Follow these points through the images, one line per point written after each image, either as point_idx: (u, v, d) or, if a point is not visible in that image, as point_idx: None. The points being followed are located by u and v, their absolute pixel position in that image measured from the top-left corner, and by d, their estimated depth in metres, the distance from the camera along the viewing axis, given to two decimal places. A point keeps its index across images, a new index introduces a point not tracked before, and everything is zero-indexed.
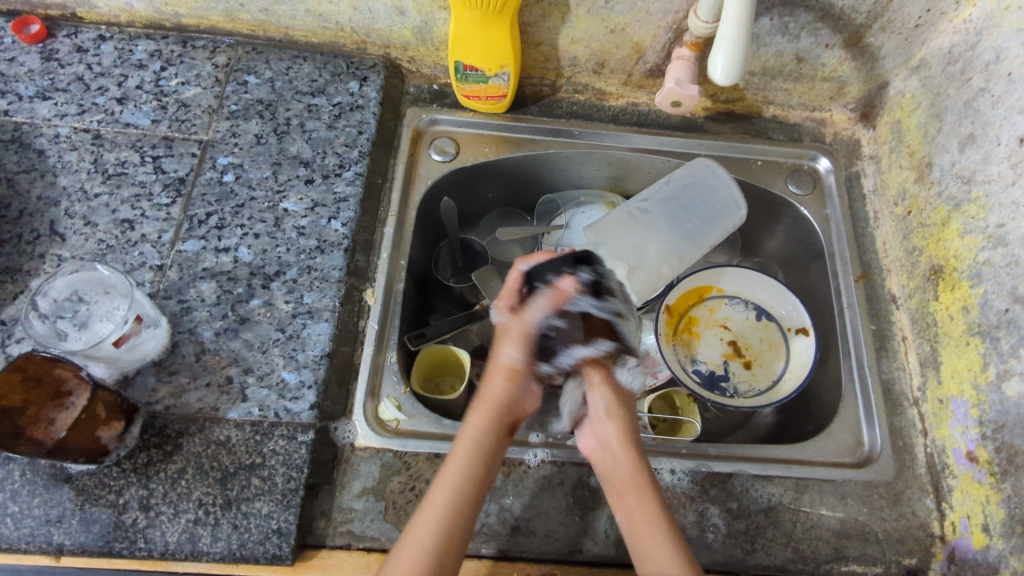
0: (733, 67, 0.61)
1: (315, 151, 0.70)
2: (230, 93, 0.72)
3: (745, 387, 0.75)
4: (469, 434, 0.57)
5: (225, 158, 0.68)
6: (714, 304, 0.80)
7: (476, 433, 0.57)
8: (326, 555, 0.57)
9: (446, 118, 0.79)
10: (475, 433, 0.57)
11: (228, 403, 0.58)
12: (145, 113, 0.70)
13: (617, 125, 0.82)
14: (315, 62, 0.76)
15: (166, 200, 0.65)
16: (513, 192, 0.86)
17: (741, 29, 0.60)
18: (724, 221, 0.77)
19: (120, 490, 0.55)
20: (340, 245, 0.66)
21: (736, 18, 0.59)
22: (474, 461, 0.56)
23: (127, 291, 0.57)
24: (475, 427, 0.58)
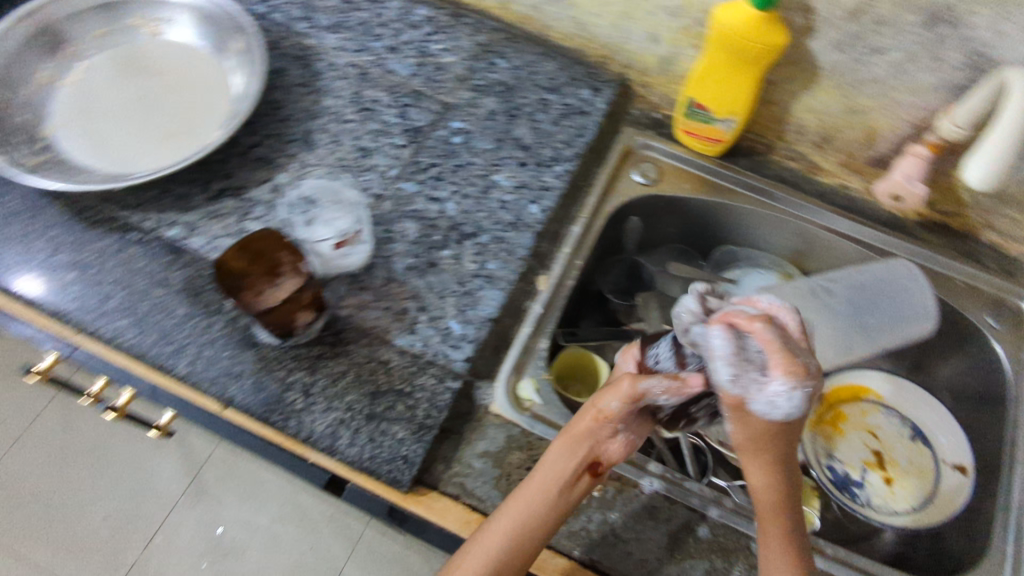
0: (993, 172, 0.65)
1: (536, 139, 0.76)
2: (480, 70, 0.79)
3: (879, 501, 0.70)
4: (548, 466, 0.54)
5: (459, 122, 0.75)
6: (869, 407, 0.77)
7: (557, 468, 0.54)
8: (435, 497, 0.59)
9: (658, 146, 0.82)
10: (557, 471, 0.54)
11: (397, 330, 0.64)
12: (407, 65, 0.78)
13: (821, 202, 0.81)
14: (559, 64, 0.82)
15: (402, 142, 0.73)
16: (694, 233, 0.87)
17: (1013, 141, 0.63)
18: (907, 329, 0.74)
19: (290, 371, 0.61)
20: (533, 228, 0.71)
21: (1012, 131, 0.62)
22: (544, 492, 0.53)
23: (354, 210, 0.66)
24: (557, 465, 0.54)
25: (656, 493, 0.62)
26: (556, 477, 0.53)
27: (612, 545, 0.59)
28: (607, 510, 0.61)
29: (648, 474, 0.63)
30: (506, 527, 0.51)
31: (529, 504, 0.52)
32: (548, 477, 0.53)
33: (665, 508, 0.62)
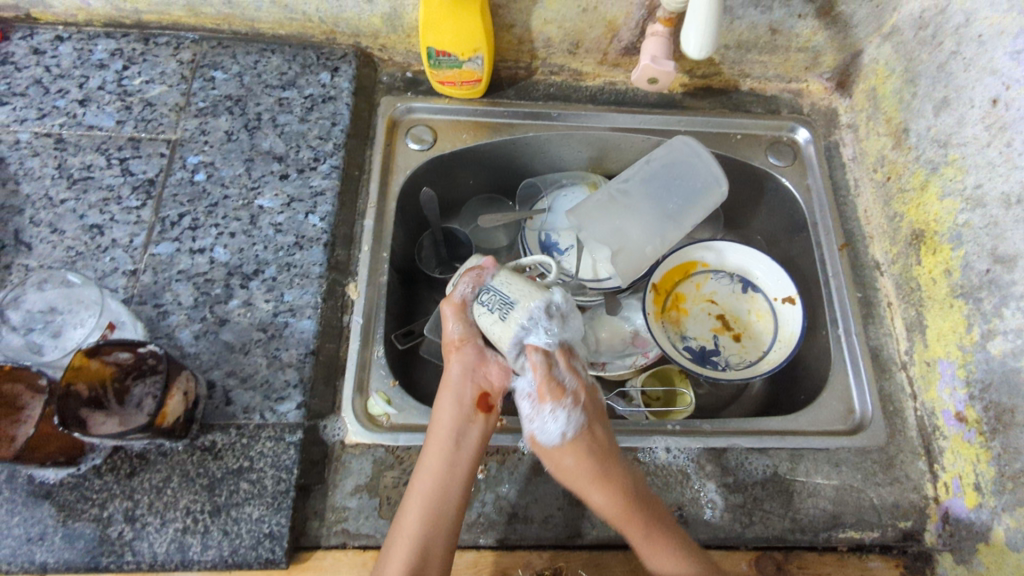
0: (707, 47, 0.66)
1: (288, 145, 0.69)
2: (198, 90, 0.70)
3: (736, 360, 0.75)
4: (442, 409, 0.60)
5: (195, 156, 0.66)
6: (700, 278, 0.80)
7: (451, 410, 0.60)
8: (320, 555, 0.55)
9: (422, 105, 0.77)
10: (451, 404, 0.60)
11: (213, 408, 0.57)
12: (109, 114, 0.67)
13: (595, 105, 0.81)
14: (284, 55, 0.74)
15: (136, 203, 0.64)
16: (496, 175, 0.85)
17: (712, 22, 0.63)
18: (706, 199, 0.77)
19: (104, 503, 0.53)
20: (320, 240, 0.65)
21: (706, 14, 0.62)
22: (452, 433, 0.58)
23: (98, 301, 0.55)
24: (451, 396, 0.61)
25: None
26: (461, 415, 0.59)
27: (513, 516, 0.59)
28: (496, 485, 0.60)
29: (523, 433, 0.63)
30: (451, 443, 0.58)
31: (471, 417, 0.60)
32: (445, 423, 0.59)
33: None
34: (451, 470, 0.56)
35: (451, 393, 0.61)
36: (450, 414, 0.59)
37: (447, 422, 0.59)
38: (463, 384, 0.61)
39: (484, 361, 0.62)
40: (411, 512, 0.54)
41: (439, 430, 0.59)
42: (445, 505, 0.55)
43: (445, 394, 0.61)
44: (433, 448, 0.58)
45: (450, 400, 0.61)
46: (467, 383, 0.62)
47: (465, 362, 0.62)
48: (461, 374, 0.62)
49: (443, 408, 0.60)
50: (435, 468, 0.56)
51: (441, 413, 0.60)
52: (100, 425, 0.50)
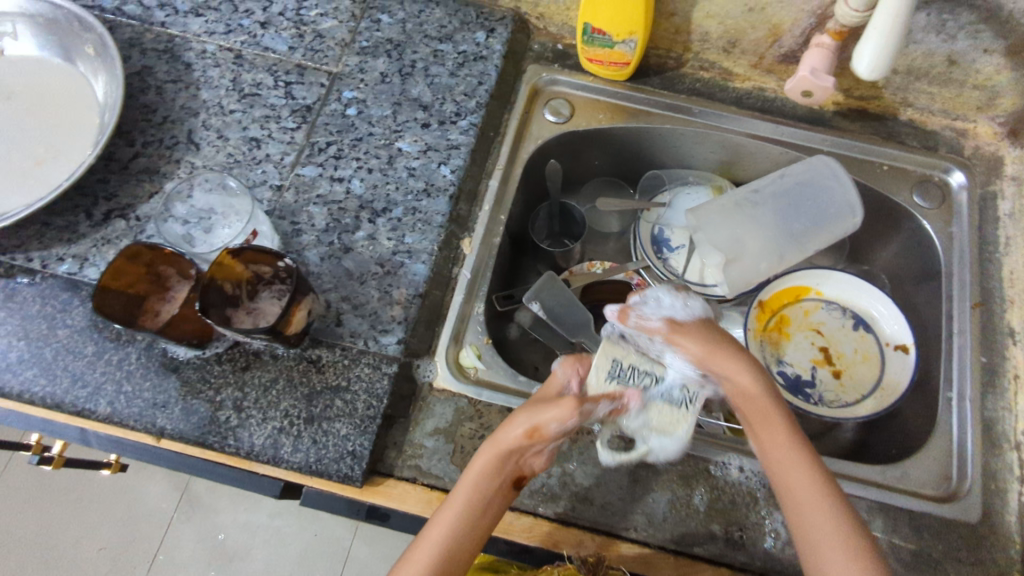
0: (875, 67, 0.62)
1: (435, 96, 0.72)
2: (364, 30, 0.74)
3: (831, 396, 0.72)
4: (471, 480, 0.53)
5: (350, 92, 0.71)
6: (810, 306, 0.77)
7: (474, 485, 0.53)
8: (392, 483, 0.59)
9: (566, 79, 0.78)
10: (478, 480, 0.53)
11: (324, 325, 0.61)
12: (283, 39, 0.72)
13: (738, 109, 0.79)
14: (447, 9, 0.76)
15: (292, 125, 0.69)
16: (621, 160, 0.85)
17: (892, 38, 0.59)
18: (834, 227, 0.74)
19: (219, 389, 0.59)
20: (446, 191, 0.68)
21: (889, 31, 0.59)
22: (472, 510, 0.53)
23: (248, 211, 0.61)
24: (484, 459, 0.54)
25: None
26: (488, 490, 0.53)
27: (575, 494, 0.60)
28: (565, 461, 0.61)
29: None
30: (465, 501, 0.53)
31: (490, 483, 0.54)
32: (466, 498, 0.53)
33: None
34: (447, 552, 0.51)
35: (487, 460, 0.54)
36: (475, 476, 0.53)
37: (468, 494, 0.53)
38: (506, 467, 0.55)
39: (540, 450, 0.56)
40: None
41: (457, 499, 0.53)
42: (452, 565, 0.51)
43: (479, 459, 0.54)
44: (447, 515, 0.53)
45: (482, 474, 0.54)
46: (509, 455, 0.54)
47: (523, 445, 0.54)
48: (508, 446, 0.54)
49: (468, 477, 0.54)
50: (445, 538, 0.52)
51: (463, 486, 0.53)
52: (240, 321, 0.57)
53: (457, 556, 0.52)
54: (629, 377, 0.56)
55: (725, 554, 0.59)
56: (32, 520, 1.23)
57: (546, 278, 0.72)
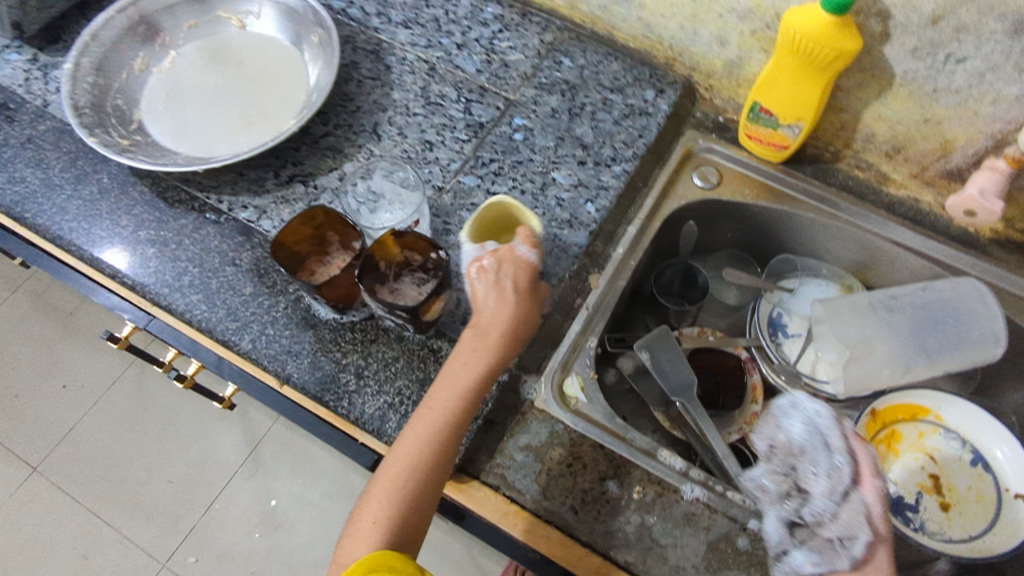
0: None
1: (597, 139, 0.76)
2: (545, 68, 0.80)
3: (934, 527, 0.68)
4: (458, 351, 0.57)
5: (521, 119, 0.76)
6: (927, 428, 0.73)
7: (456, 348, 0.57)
8: (476, 487, 0.61)
9: (721, 150, 0.80)
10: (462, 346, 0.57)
11: (451, 321, 0.65)
12: (473, 61, 0.80)
13: (888, 214, 0.78)
14: (624, 64, 0.81)
15: (464, 137, 0.75)
16: (754, 238, 0.85)
17: None
18: (972, 352, 0.70)
19: (346, 353, 0.63)
20: (588, 226, 0.71)
21: None
22: (450, 412, 0.55)
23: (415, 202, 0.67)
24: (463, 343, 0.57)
25: (698, 499, 0.62)
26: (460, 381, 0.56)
27: (649, 547, 0.60)
28: (646, 512, 0.61)
29: (688, 480, 0.63)
30: (443, 404, 0.56)
31: (469, 370, 0.56)
32: (449, 390, 0.56)
33: (705, 515, 0.61)
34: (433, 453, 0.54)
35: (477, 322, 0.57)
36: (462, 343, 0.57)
37: (453, 383, 0.56)
38: (471, 348, 0.56)
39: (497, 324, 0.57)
40: (394, 466, 0.54)
41: (442, 397, 0.56)
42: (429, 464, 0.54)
43: (457, 357, 0.57)
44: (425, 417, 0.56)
45: (485, 371, 0.56)
46: (489, 337, 0.56)
47: (482, 324, 0.57)
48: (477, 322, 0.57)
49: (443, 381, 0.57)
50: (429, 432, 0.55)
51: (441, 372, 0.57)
52: (382, 295, 0.61)
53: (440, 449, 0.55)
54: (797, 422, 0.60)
55: None
56: (121, 438, 1.34)
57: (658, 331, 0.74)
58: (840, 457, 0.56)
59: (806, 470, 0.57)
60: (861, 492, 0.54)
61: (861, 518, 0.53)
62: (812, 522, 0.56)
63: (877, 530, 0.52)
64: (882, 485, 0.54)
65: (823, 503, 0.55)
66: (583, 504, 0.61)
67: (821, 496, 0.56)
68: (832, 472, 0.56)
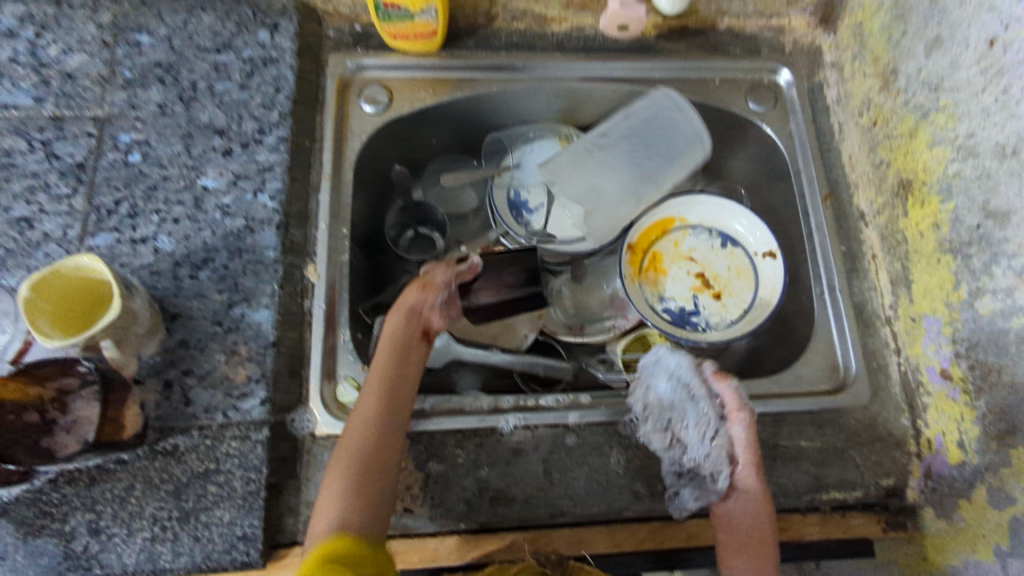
0: None
1: (229, 116, 0.63)
2: (123, 58, 0.63)
3: (716, 319, 0.73)
4: (378, 381, 0.54)
5: (127, 135, 0.61)
6: (678, 236, 0.77)
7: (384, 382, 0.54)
8: (298, 552, 0.54)
9: (374, 63, 0.71)
10: (393, 375, 0.55)
11: (171, 409, 0.54)
12: (24, 90, 0.61)
13: (562, 54, 0.75)
14: (216, 12, 0.67)
15: (67, 191, 0.58)
16: (459, 134, 0.79)
17: None
18: (684, 154, 0.75)
19: (65, 517, 0.51)
20: (271, 221, 0.60)
21: None
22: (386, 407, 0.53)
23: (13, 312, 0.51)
24: (391, 369, 0.55)
25: (517, 427, 0.60)
26: (390, 402, 0.53)
27: (494, 498, 0.58)
28: (475, 469, 0.58)
29: (501, 412, 0.61)
30: (374, 402, 0.53)
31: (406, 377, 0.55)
32: (381, 395, 0.53)
33: (529, 437, 0.60)
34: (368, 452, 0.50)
35: (387, 357, 0.56)
36: (395, 371, 0.55)
37: (375, 392, 0.53)
38: (404, 328, 0.58)
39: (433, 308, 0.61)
40: (329, 497, 0.47)
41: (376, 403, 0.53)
42: (368, 457, 0.50)
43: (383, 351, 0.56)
44: (349, 447, 0.50)
45: (410, 361, 0.56)
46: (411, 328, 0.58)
47: (413, 302, 0.60)
48: (416, 374, 0.56)
49: (357, 418, 0.52)
50: (360, 441, 0.50)
51: (359, 419, 0.51)
52: (64, 444, 0.47)
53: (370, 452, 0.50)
54: (663, 381, 0.61)
55: (653, 509, 0.59)
56: None
57: (396, 290, 0.66)
58: (702, 403, 0.58)
59: (676, 422, 0.59)
60: (729, 428, 0.57)
61: (725, 452, 0.56)
62: (692, 470, 0.58)
63: (739, 459, 0.56)
64: (748, 418, 0.56)
65: (696, 451, 0.58)
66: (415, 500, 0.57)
67: (695, 447, 0.58)
68: (697, 418, 0.58)
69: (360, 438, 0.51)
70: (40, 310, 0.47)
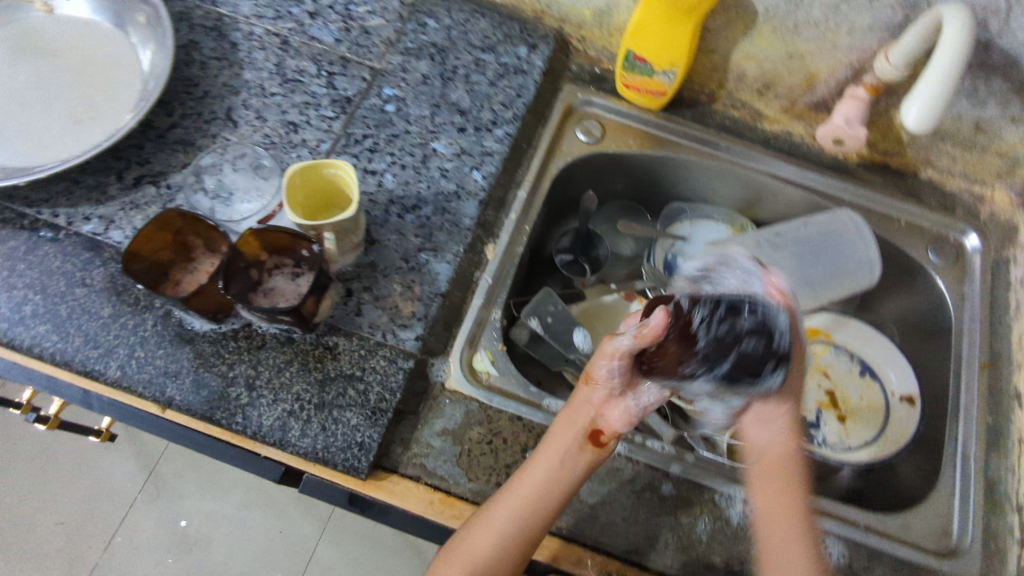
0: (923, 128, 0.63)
1: (474, 102, 0.73)
2: (409, 31, 0.75)
3: (834, 440, 0.73)
4: (533, 479, 0.55)
5: (391, 89, 0.72)
6: (819, 347, 0.78)
7: (549, 479, 0.55)
8: (396, 480, 0.58)
9: (600, 102, 0.79)
10: (552, 468, 0.56)
11: (343, 314, 0.61)
12: (331, 31, 0.74)
13: (765, 149, 0.80)
14: (492, 21, 0.78)
15: (331, 114, 0.69)
16: (643, 187, 0.86)
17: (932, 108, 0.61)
18: (849, 278, 0.76)
19: (232, 365, 0.58)
20: (477, 195, 0.68)
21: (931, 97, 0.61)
22: (552, 484, 0.55)
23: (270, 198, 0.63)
24: (551, 462, 0.56)
25: (620, 454, 0.62)
26: (536, 503, 0.54)
27: (580, 509, 0.60)
28: None
29: None
30: (547, 471, 0.55)
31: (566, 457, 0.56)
32: (546, 472, 0.55)
33: (628, 468, 0.62)
34: (530, 515, 0.54)
35: (553, 457, 0.56)
36: (557, 471, 0.56)
37: (545, 470, 0.56)
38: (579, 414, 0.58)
39: (608, 403, 0.59)
40: (495, 525, 0.54)
41: (543, 469, 0.56)
42: (530, 528, 0.54)
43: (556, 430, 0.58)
44: (502, 510, 0.54)
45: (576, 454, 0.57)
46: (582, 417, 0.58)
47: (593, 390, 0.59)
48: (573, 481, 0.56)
49: (509, 498, 0.55)
50: (528, 497, 0.55)
51: (499, 512, 0.54)
52: (262, 300, 0.57)
53: (532, 516, 0.54)
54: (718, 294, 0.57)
55: None
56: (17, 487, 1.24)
57: (542, 294, 0.73)
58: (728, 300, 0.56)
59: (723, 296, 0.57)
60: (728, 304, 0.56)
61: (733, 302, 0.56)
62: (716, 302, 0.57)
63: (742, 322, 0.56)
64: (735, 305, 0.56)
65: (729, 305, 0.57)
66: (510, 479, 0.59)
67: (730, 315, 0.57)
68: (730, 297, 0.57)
69: (525, 499, 0.55)
70: (295, 201, 0.57)
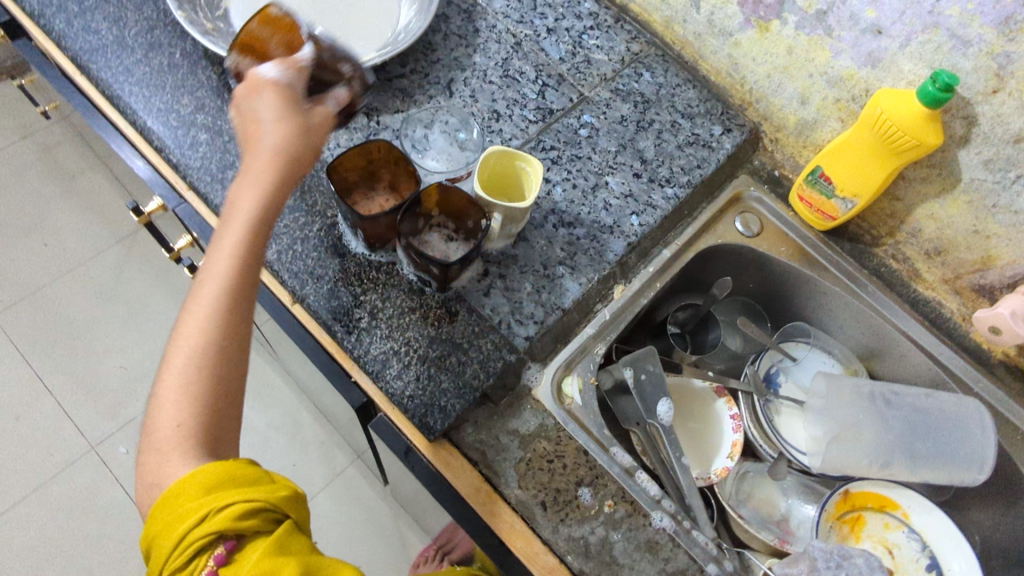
0: None
1: (657, 156, 0.76)
2: (625, 75, 0.81)
3: None
4: (228, 248, 0.47)
5: (590, 117, 0.77)
6: (893, 522, 0.74)
7: (239, 247, 0.47)
8: (456, 455, 0.61)
9: (768, 203, 0.81)
10: (241, 213, 0.47)
11: (474, 289, 0.65)
12: (559, 49, 0.80)
13: (909, 309, 0.79)
14: (701, 94, 0.82)
15: (531, 117, 0.75)
16: (773, 296, 0.86)
17: None
18: (953, 468, 0.71)
19: (365, 291, 0.63)
20: (628, 237, 0.71)
21: None
22: (247, 237, 0.47)
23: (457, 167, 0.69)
24: (243, 209, 0.47)
25: (664, 529, 0.61)
26: (233, 282, 0.46)
27: (607, 562, 0.59)
28: (613, 527, 0.60)
29: (660, 508, 0.62)
30: (244, 224, 0.47)
31: (252, 204, 0.48)
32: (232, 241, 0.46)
33: (667, 546, 0.61)
34: (230, 299, 0.46)
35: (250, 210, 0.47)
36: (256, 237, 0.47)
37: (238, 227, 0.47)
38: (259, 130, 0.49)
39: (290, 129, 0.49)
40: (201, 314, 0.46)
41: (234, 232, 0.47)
42: (227, 322, 0.46)
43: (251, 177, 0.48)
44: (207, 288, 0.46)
45: (272, 202, 0.48)
46: (282, 155, 0.49)
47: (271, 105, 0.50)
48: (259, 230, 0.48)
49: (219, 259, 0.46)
50: (231, 272, 0.46)
51: (207, 295, 0.46)
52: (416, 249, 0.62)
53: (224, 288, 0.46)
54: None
55: None
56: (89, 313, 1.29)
57: (644, 350, 0.71)
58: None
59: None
60: None
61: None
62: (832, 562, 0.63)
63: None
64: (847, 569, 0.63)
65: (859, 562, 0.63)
66: (555, 503, 0.60)
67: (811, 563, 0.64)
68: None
69: (225, 282, 0.46)
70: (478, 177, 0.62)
